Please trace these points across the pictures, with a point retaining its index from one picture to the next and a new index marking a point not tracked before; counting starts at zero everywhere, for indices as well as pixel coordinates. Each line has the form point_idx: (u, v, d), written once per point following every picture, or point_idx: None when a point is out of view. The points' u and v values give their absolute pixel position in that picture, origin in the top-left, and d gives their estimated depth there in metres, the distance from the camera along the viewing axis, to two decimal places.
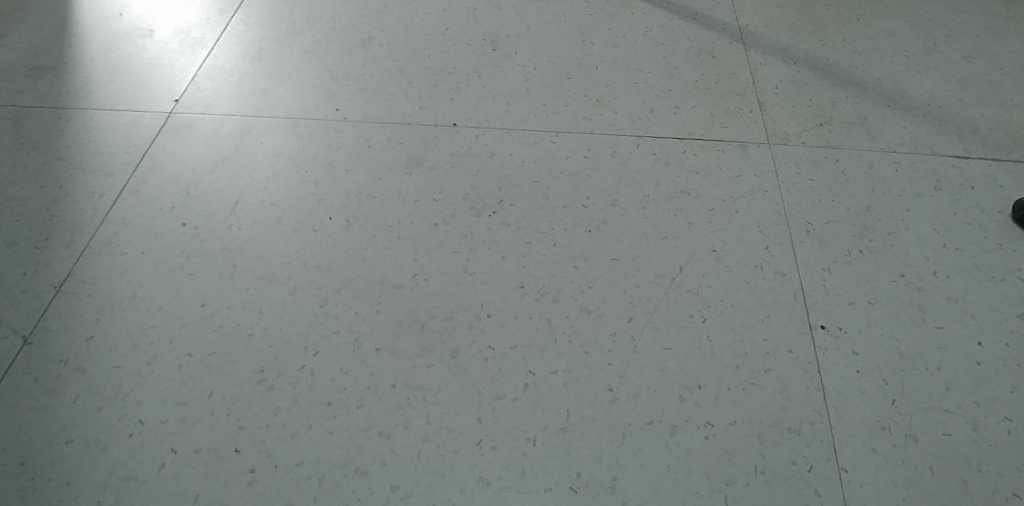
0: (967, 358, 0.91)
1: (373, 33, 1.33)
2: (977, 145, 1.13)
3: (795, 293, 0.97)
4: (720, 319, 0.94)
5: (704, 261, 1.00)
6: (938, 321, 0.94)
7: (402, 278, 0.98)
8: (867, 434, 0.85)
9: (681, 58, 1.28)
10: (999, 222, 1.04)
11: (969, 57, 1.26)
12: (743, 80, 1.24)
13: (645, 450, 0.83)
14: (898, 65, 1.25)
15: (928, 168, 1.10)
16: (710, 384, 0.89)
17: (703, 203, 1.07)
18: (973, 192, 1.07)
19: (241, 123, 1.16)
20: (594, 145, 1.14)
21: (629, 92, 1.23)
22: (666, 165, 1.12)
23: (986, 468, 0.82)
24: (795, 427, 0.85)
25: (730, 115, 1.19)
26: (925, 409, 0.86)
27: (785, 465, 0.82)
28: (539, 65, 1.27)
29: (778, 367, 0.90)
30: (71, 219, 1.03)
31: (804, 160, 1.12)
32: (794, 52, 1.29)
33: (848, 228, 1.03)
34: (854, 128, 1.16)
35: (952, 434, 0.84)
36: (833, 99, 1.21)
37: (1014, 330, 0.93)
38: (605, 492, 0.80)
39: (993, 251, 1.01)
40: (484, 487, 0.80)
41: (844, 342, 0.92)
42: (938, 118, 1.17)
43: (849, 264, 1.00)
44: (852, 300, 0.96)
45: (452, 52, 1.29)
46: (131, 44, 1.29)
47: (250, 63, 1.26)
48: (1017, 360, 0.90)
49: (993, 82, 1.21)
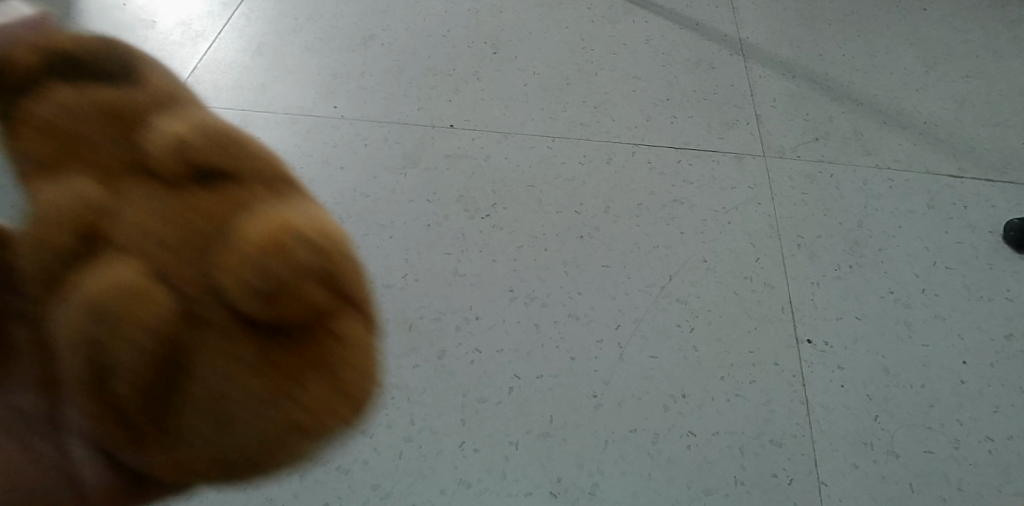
0: (951, 376, 0.92)
1: (375, 32, 1.33)
2: (971, 165, 1.13)
3: (784, 306, 0.97)
4: (708, 330, 0.95)
5: (695, 271, 1.01)
6: (924, 339, 0.95)
7: (392, 278, 0.98)
8: (849, 449, 0.86)
9: (681, 68, 1.27)
10: (989, 242, 1.05)
11: (967, 77, 1.26)
12: (741, 91, 1.23)
13: (627, 457, 0.85)
14: (896, 82, 1.25)
15: (921, 186, 1.11)
16: (694, 394, 0.90)
17: (696, 213, 1.07)
18: (965, 211, 1.08)
19: (238, 117, 1.17)
20: (590, 152, 1.14)
21: (627, 100, 1.22)
22: (661, 174, 1.12)
23: (965, 487, 0.83)
24: (777, 439, 0.87)
25: (727, 126, 1.18)
26: (907, 426, 0.88)
27: (766, 477, 0.84)
28: (538, 69, 1.27)
29: (763, 379, 0.91)
30: None
31: (798, 174, 1.12)
32: (794, 65, 1.28)
33: (839, 243, 1.04)
34: (850, 143, 1.16)
35: (932, 452, 0.86)
36: (830, 114, 1.20)
37: (1000, 351, 0.94)
38: (585, 498, 0.81)
39: (982, 271, 1.02)
40: (464, 489, 0.81)
41: (829, 356, 0.93)
42: (934, 137, 1.17)
43: (838, 278, 1.00)
44: (840, 315, 0.97)
45: (452, 53, 1.29)
46: (133, 35, 1.30)
47: (251, 57, 1.27)
48: (1000, 380, 0.92)
49: (989, 102, 1.22)
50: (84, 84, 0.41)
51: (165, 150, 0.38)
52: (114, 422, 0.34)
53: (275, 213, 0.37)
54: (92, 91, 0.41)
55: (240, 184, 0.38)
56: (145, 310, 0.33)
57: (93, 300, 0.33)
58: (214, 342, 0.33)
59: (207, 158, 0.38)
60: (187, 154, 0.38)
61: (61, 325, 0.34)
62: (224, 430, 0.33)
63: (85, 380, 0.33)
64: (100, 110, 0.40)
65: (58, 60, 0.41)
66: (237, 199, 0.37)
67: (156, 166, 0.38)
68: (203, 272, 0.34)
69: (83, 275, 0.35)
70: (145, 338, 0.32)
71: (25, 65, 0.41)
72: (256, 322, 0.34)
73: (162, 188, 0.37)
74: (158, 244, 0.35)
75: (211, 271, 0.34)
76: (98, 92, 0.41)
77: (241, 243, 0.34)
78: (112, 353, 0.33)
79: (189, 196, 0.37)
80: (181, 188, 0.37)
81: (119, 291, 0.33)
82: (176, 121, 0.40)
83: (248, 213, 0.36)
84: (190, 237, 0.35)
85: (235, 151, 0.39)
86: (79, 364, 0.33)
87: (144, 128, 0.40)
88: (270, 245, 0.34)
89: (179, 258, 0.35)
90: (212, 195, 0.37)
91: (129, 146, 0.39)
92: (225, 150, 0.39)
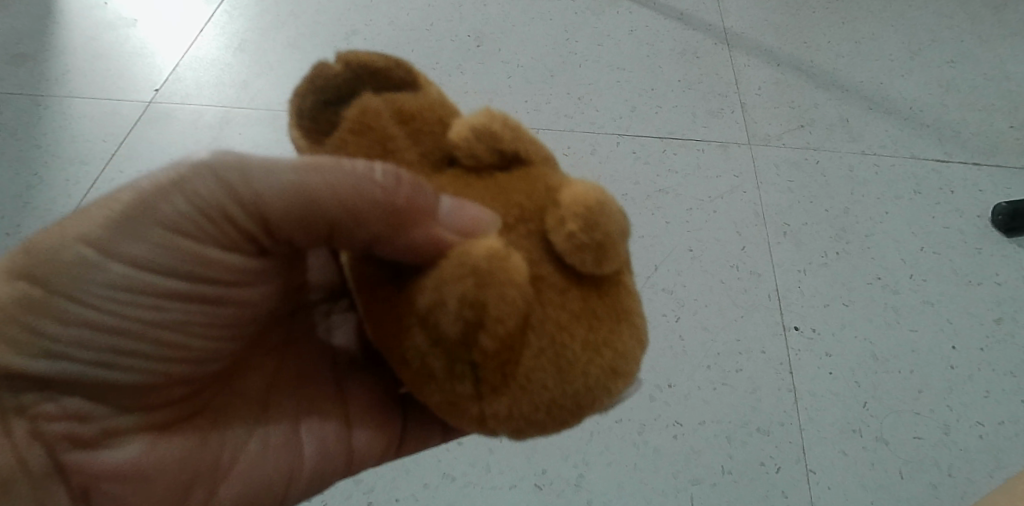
0: (942, 362, 0.91)
1: (357, 26, 1.31)
2: (957, 150, 1.13)
3: (770, 294, 0.96)
4: (694, 319, 0.94)
5: (680, 260, 0.99)
6: (912, 324, 0.94)
7: None
8: (838, 437, 0.86)
9: (665, 58, 1.26)
10: (978, 226, 1.04)
11: (953, 62, 1.25)
12: (726, 80, 1.22)
13: (612, 448, 0.85)
14: (882, 69, 1.24)
15: (907, 171, 1.10)
16: (681, 383, 0.89)
17: (681, 202, 1.06)
18: (952, 196, 1.07)
19: (220, 114, 1.18)
20: (574, 143, 1.13)
21: (610, 90, 1.21)
22: (646, 163, 1.11)
23: (956, 473, 0.83)
24: (764, 428, 0.86)
25: (712, 115, 1.17)
26: (896, 412, 0.87)
27: (753, 466, 0.84)
28: (522, 61, 1.25)
29: (750, 367, 0.90)
30: (44, 208, 1.06)
31: (784, 161, 1.11)
32: (779, 53, 1.27)
33: (825, 230, 1.03)
34: (836, 131, 1.15)
35: (922, 438, 0.85)
36: (815, 101, 1.19)
37: (989, 335, 0.94)
38: (570, 490, 0.82)
39: (971, 255, 1.01)
40: (449, 483, 0.83)
41: (817, 343, 0.92)
42: (919, 123, 1.16)
43: (825, 266, 0.99)
44: (827, 302, 0.96)
45: (435, 48, 1.28)
46: (115, 33, 1.29)
47: (233, 54, 1.26)
48: (991, 364, 0.91)
49: (974, 87, 1.21)
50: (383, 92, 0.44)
51: (474, 141, 0.41)
52: (476, 374, 0.37)
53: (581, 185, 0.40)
54: (397, 97, 0.43)
55: (537, 169, 0.42)
56: (507, 267, 0.36)
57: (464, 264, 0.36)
58: (557, 299, 0.37)
59: (511, 144, 0.41)
60: (495, 139, 0.41)
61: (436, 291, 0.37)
62: (563, 380, 0.37)
63: (458, 338, 0.37)
64: (401, 114, 0.43)
65: (361, 70, 0.44)
66: (546, 181, 0.41)
67: (467, 159, 0.42)
68: (539, 242, 0.38)
69: (442, 258, 0.38)
70: (516, 292, 0.36)
71: (333, 77, 0.44)
72: (579, 277, 0.39)
73: (478, 180, 0.41)
74: (497, 222, 0.39)
75: (544, 239, 0.38)
76: (405, 99, 0.43)
77: (569, 212, 0.38)
78: (488, 307, 0.36)
79: (504, 182, 0.41)
80: (493, 179, 0.41)
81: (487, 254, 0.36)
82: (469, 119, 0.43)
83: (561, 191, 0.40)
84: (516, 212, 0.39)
85: (529, 141, 0.42)
86: (457, 321, 0.36)
87: (442, 131, 0.43)
88: (591, 210, 0.38)
89: (513, 234, 0.38)
90: (520, 179, 0.41)
91: (436, 144, 0.43)
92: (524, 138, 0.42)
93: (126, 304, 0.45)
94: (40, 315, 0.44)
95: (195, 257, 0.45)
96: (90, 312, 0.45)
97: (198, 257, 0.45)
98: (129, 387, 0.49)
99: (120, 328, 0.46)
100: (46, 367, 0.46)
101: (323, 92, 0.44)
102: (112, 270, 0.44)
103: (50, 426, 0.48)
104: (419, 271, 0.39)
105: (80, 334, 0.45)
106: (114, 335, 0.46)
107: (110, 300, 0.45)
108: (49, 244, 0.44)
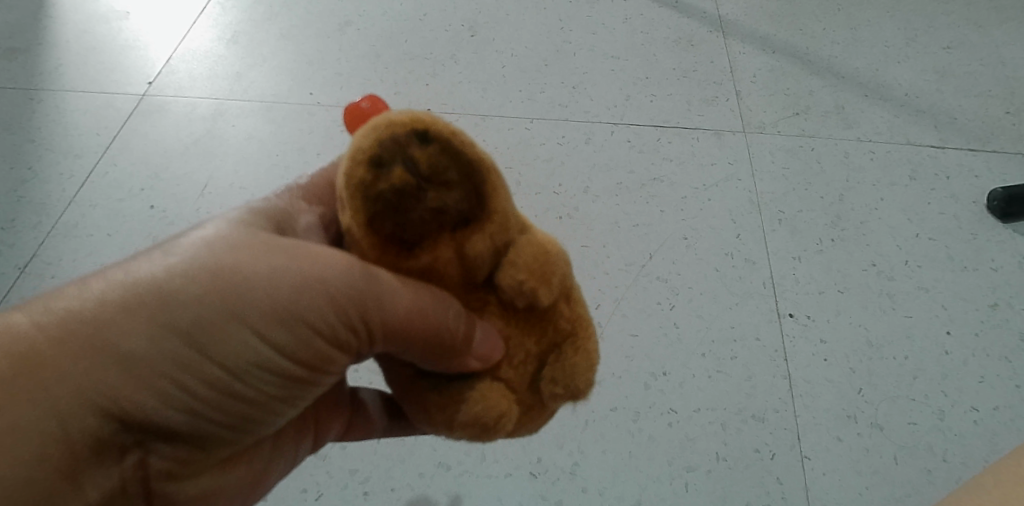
0: (936, 348, 0.91)
1: (351, 17, 1.31)
2: (953, 136, 1.12)
3: (765, 281, 0.96)
4: (690, 307, 0.94)
5: (674, 249, 0.99)
6: (907, 311, 0.94)
7: None
8: (834, 423, 0.86)
9: (660, 46, 1.26)
10: (972, 212, 1.04)
11: (949, 48, 1.25)
12: (721, 68, 1.22)
13: (608, 435, 0.85)
14: (877, 55, 1.24)
15: (902, 157, 1.10)
16: (675, 371, 0.89)
17: (676, 191, 1.05)
18: (947, 183, 1.07)
19: (214, 106, 1.17)
20: (569, 132, 1.13)
21: (605, 79, 1.21)
22: (641, 152, 1.10)
23: (951, 458, 0.83)
24: (759, 415, 0.86)
25: (707, 103, 1.17)
26: (891, 399, 0.87)
27: (748, 454, 0.84)
28: (516, 51, 1.25)
29: (745, 354, 0.90)
30: (37, 202, 1.06)
31: (779, 149, 1.10)
32: (774, 40, 1.26)
33: (821, 218, 1.03)
34: (831, 118, 1.15)
35: (917, 424, 0.85)
36: (810, 89, 1.19)
37: (984, 321, 0.93)
38: (564, 478, 0.82)
39: (966, 241, 1.01)
40: (444, 473, 0.83)
41: (811, 330, 0.92)
42: (915, 109, 1.16)
43: (821, 253, 0.99)
44: (821, 289, 0.96)
45: (430, 38, 1.27)
46: (107, 26, 1.29)
47: (227, 46, 1.26)
48: (986, 350, 0.91)
49: (970, 73, 1.21)
50: (458, 231, 0.42)
51: (518, 292, 0.44)
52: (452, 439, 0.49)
53: (583, 349, 0.47)
54: (467, 243, 0.42)
55: (558, 310, 0.46)
56: (507, 417, 0.46)
57: (479, 412, 0.45)
58: (523, 419, 0.49)
59: (547, 303, 0.44)
60: (535, 302, 0.44)
61: (451, 414, 0.46)
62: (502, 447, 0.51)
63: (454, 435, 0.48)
64: (462, 258, 0.43)
65: (457, 214, 0.41)
66: (558, 327, 0.46)
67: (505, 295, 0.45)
68: (530, 379, 0.47)
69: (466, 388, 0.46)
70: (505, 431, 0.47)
71: (420, 220, 0.40)
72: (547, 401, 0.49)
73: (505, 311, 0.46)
74: (506, 360, 0.47)
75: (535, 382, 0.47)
76: (474, 246, 0.42)
77: (564, 382, 0.46)
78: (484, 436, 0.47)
79: (524, 322, 0.46)
80: (517, 319, 0.46)
81: (497, 413, 0.46)
82: (522, 252, 0.43)
83: (565, 343, 0.46)
84: (524, 356, 0.47)
85: (560, 283, 0.45)
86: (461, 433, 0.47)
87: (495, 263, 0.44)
88: (582, 386, 0.47)
89: (517, 375, 0.47)
90: (537, 327, 0.46)
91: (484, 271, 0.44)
92: (558, 290, 0.45)
93: (259, 378, 0.47)
94: (192, 375, 0.45)
95: (315, 354, 0.49)
96: (237, 382, 0.46)
97: (323, 356, 0.49)
98: (235, 441, 0.51)
99: (251, 397, 0.48)
100: (179, 419, 0.46)
101: (404, 225, 0.41)
102: (264, 351, 0.46)
103: (156, 461, 0.48)
104: (442, 383, 0.47)
105: (221, 398, 0.47)
106: (245, 403, 0.48)
107: (254, 375, 0.47)
108: (204, 308, 0.45)
